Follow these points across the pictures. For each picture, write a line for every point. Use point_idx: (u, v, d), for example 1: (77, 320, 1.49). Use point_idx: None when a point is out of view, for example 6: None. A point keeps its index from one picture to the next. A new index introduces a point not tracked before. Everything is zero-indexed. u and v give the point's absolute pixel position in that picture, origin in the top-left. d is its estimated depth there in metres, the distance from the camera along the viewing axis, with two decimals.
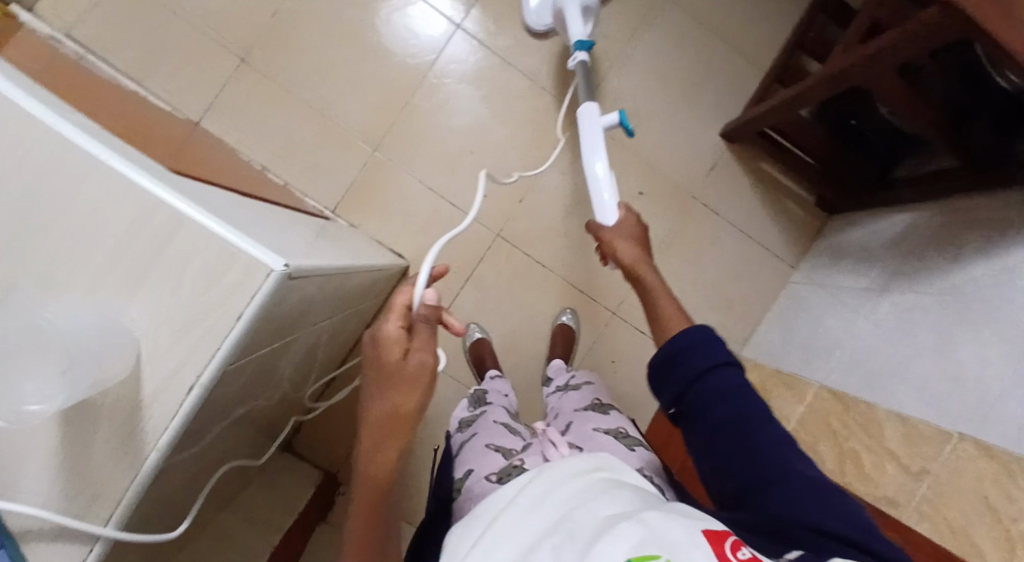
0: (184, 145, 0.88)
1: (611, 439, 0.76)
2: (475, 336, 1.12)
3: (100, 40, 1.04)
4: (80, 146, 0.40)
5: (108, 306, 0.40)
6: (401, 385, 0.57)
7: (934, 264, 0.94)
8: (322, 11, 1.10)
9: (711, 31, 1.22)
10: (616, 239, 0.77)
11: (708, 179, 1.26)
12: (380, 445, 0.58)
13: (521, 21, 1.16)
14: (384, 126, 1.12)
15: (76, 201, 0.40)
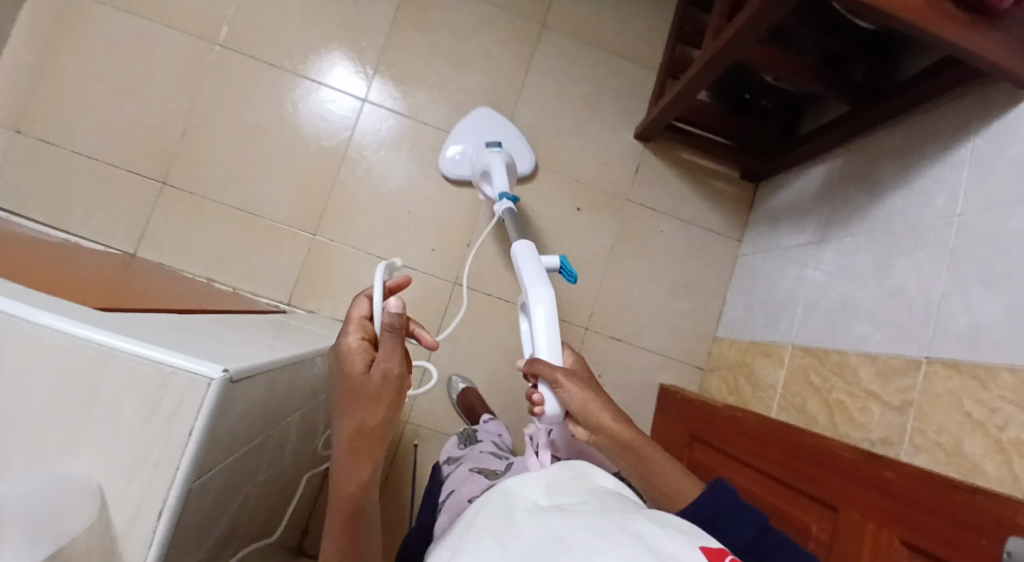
0: (121, 278, 0.90)
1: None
2: (460, 388, 1.15)
3: (20, 199, 1.07)
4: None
5: (60, 455, 0.40)
6: (364, 402, 0.53)
7: (861, 204, 0.99)
8: (229, 119, 1.14)
9: (599, 43, 1.29)
10: (576, 402, 0.62)
11: (637, 179, 1.30)
12: (349, 460, 0.55)
13: (421, 78, 1.21)
14: (316, 210, 1.15)
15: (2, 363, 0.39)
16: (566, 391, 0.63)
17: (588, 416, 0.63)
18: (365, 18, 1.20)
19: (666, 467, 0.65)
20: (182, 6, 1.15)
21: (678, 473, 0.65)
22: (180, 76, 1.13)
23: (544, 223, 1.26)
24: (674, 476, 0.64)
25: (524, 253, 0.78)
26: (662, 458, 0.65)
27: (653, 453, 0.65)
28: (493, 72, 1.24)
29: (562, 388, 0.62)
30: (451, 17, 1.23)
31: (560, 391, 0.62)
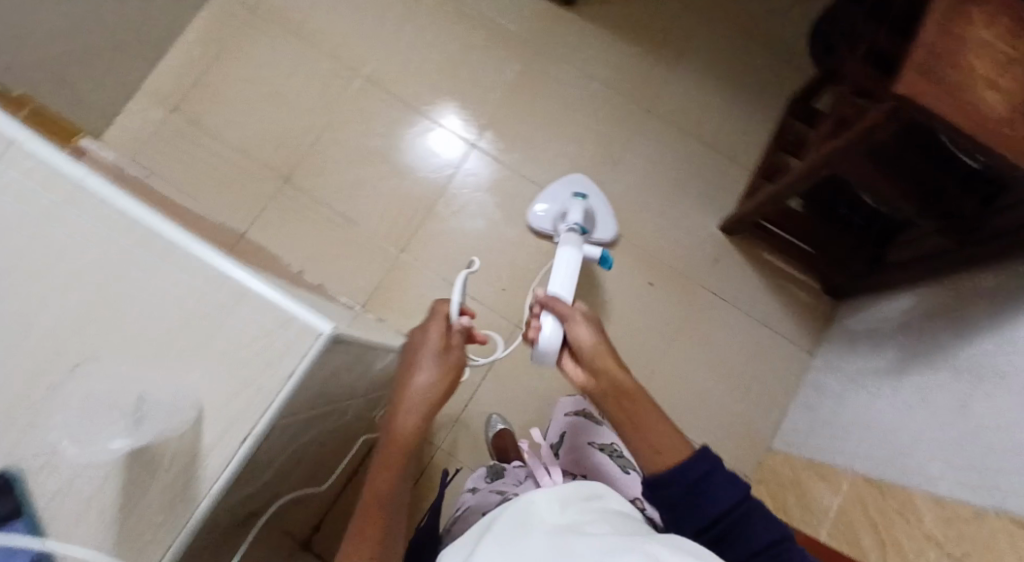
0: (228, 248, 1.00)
1: (608, 458, 0.88)
2: (497, 428, 1.14)
3: (163, 166, 1.22)
4: (163, 233, 0.45)
5: (170, 372, 0.43)
6: (433, 362, 0.64)
7: (947, 338, 0.96)
8: (354, 137, 1.28)
9: (699, 134, 1.34)
10: (586, 336, 0.73)
11: (714, 268, 1.31)
12: (411, 409, 0.62)
13: (528, 136, 1.31)
14: (407, 232, 1.24)
15: (150, 278, 0.44)
16: (579, 328, 0.73)
17: (592, 355, 0.71)
18: (490, 75, 1.33)
19: (656, 418, 0.63)
20: (339, 37, 1.31)
21: (670, 429, 0.62)
22: (322, 94, 1.29)
23: (613, 290, 1.28)
24: (663, 430, 0.61)
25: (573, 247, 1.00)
26: (654, 410, 0.64)
27: (647, 404, 0.64)
28: (595, 142, 1.32)
29: (577, 323, 0.74)
30: (567, 87, 1.33)
31: (574, 323, 0.74)
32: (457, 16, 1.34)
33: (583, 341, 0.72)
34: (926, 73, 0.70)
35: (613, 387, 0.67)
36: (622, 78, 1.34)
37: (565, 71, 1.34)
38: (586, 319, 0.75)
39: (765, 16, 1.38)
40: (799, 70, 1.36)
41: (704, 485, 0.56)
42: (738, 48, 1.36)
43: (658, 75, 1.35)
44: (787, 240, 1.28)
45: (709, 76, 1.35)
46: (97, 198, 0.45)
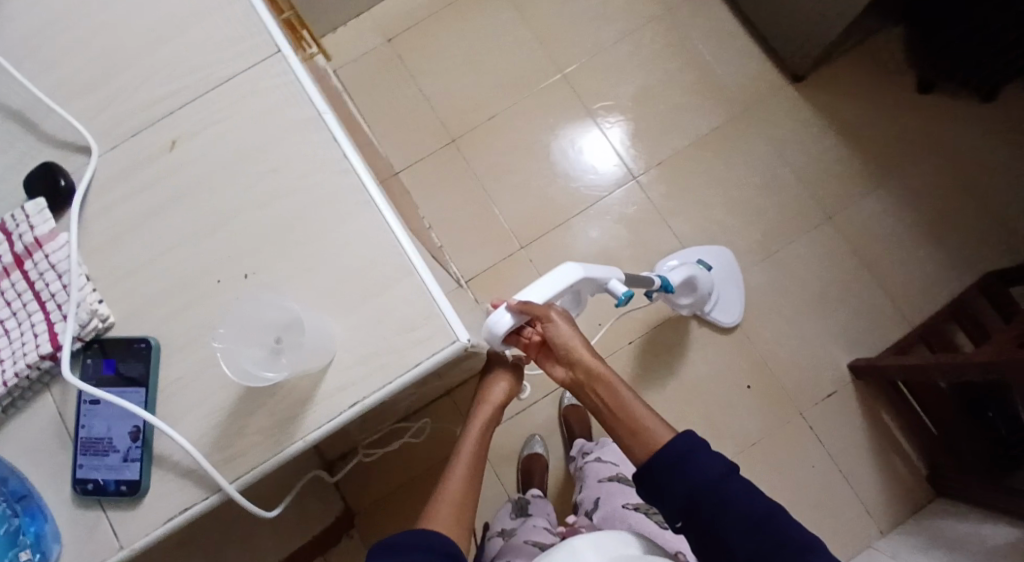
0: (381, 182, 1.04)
1: (642, 517, 0.79)
2: (534, 449, 1.12)
3: (357, 86, 1.29)
4: (367, 189, 0.47)
5: (321, 311, 0.45)
6: (501, 368, 0.70)
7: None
8: (528, 125, 1.28)
9: (870, 263, 1.22)
10: (564, 334, 0.58)
11: (820, 401, 1.20)
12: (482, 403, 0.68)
13: (691, 190, 1.25)
14: (537, 232, 1.23)
15: (340, 224, 0.47)
16: (554, 323, 0.58)
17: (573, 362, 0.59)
18: (684, 118, 1.28)
19: (644, 413, 0.58)
20: (559, 30, 1.32)
21: (658, 420, 0.58)
22: (520, 75, 1.30)
23: (707, 374, 1.21)
24: (651, 422, 0.57)
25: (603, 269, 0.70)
26: (645, 408, 0.58)
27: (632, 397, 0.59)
28: (756, 224, 1.24)
29: (546, 319, 0.58)
30: (752, 160, 1.26)
31: (546, 321, 0.58)
32: (678, 52, 1.30)
33: (560, 345, 0.59)
34: None
35: (599, 391, 0.60)
36: (815, 175, 1.25)
37: (759, 144, 1.26)
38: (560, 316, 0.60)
39: (1002, 176, 1.22)
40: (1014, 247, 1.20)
41: (683, 461, 0.53)
42: (956, 195, 1.22)
43: (854, 187, 1.24)
44: (916, 413, 1.16)
45: (908, 210, 1.23)
46: (331, 140, 0.49)
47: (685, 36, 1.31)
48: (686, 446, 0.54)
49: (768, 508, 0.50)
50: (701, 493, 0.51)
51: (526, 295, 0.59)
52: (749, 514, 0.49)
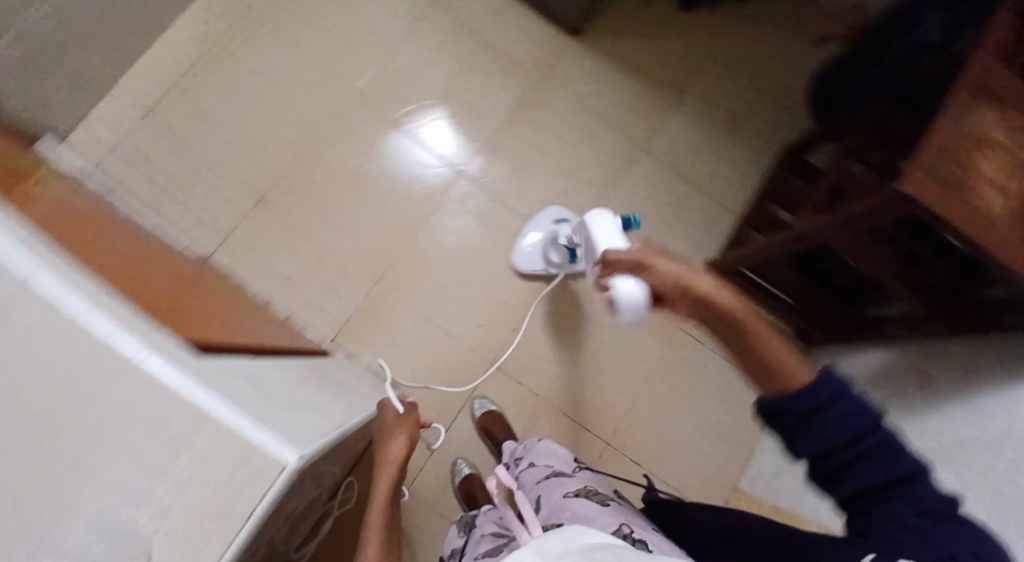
0: (190, 282, 0.94)
1: (583, 500, 0.75)
2: (463, 472, 1.12)
3: (124, 178, 1.13)
4: (117, 346, 0.41)
5: (107, 506, 0.39)
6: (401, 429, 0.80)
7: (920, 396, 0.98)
8: (333, 154, 1.21)
9: (687, 175, 1.31)
10: (667, 270, 0.60)
11: (694, 311, 1.30)
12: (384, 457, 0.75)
13: (515, 165, 1.27)
14: (384, 261, 1.19)
15: (97, 400, 0.40)
16: (654, 265, 0.61)
17: (675, 291, 0.60)
18: (487, 100, 1.27)
19: (766, 338, 0.54)
20: (327, 48, 1.24)
21: (787, 350, 0.53)
22: (308, 109, 1.21)
23: (591, 329, 1.26)
24: (777, 350, 0.53)
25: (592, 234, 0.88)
26: (769, 335, 0.55)
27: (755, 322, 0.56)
28: (585, 177, 1.29)
29: (647, 263, 0.62)
30: (559, 118, 1.29)
31: (647, 262, 0.62)
32: (458, 36, 1.27)
33: (656, 282, 0.61)
34: (938, 166, 0.68)
35: (706, 319, 0.58)
36: (622, 114, 1.31)
37: (564, 102, 1.29)
38: (667, 260, 0.61)
39: (768, 56, 1.35)
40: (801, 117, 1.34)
41: (827, 412, 0.47)
42: (740, 90, 1.34)
43: (658, 113, 1.32)
44: (770, 291, 1.27)
45: (708, 118, 1.33)
46: (45, 304, 0.40)
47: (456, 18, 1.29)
48: (828, 392, 0.48)
49: (911, 467, 0.45)
50: (838, 447, 0.47)
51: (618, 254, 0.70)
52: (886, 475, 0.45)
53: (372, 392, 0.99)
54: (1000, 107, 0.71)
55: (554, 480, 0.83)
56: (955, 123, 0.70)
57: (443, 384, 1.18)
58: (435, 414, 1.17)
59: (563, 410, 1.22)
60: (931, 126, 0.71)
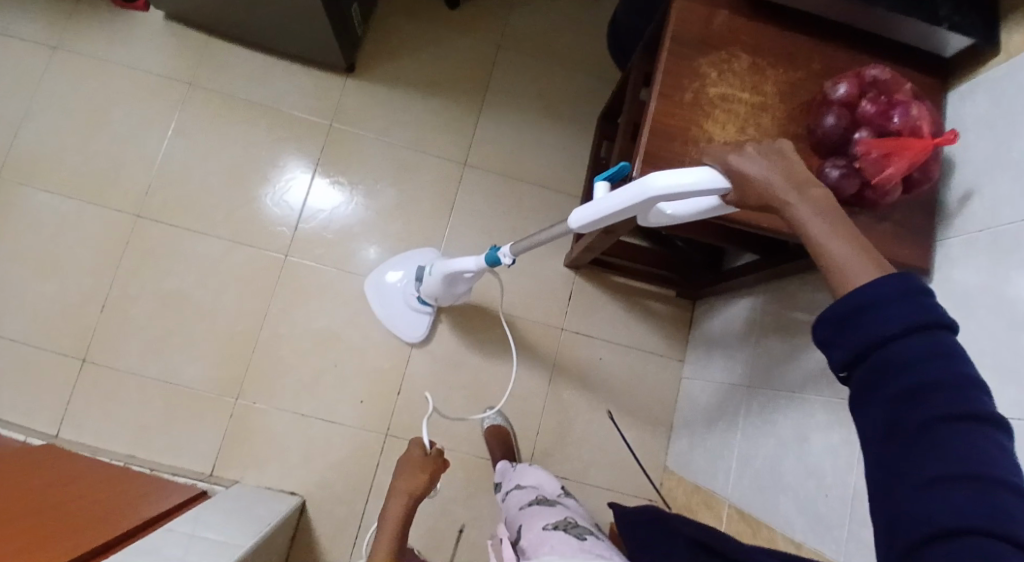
0: (33, 468, 0.88)
1: (561, 533, 0.60)
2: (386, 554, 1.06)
3: None
4: None
5: None
6: (416, 473, 0.87)
7: (781, 351, 0.91)
8: (148, 285, 1.14)
9: (514, 177, 1.27)
10: (747, 163, 0.48)
11: (571, 306, 1.25)
12: (410, 477, 0.86)
13: (340, 227, 1.21)
14: (238, 374, 1.13)
15: None
16: (741, 154, 0.49)
17: (745, 191, 0.48)
18: (299, 166, 1.21)
19: (836, 242, 0.41)
20: (103, 177, 1.16)
21: (873, 254, 0.39)
22: (103, 250, 1.14)
23: (476, 360, 1.20)
24: (844, 257, 0.40)
25: (583, 215, 0.63)
26: (841, 239, 0.41)
27: (839, 218, 0.43)
28: (417, 212, 1.24)
29: (734, 155, 0.49)
30: (368, 161, 1.23)
31: (733, 155, 0.49)
32: (230, 116, 1.20)
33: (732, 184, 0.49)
34: (653, 158, 0.62)
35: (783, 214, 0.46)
36: (429, 134, 1.26)
37: (365, 144, 1.24)
38: (762, 151, 0.48)
39: (555, 34, 1.33)
40: (603, 76, 1.33)
41: (868, 310, 0.35)
42: (540, 73, 1.31)
43: (466, 122, 1.27)
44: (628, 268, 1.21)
45: (518, 107, 1.29)
46: None
47: (224, 95, 1.21)
48: (883, 292, 0.35)
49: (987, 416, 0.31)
50: (871, 348, 0.35)
51: (695, 186, 0.50)
52: (928, 377, 0.32)
53: (258, 516, 0.98)
54: (716, 53, 0.66)
55: (536, 508, 0.70)
56: (666, 92, 0.63)
57: (340, 475, 1.13)
58: (345, 505, 1.12)
59: (472, 453, 1.18)
60: (644, 116, 0.64)
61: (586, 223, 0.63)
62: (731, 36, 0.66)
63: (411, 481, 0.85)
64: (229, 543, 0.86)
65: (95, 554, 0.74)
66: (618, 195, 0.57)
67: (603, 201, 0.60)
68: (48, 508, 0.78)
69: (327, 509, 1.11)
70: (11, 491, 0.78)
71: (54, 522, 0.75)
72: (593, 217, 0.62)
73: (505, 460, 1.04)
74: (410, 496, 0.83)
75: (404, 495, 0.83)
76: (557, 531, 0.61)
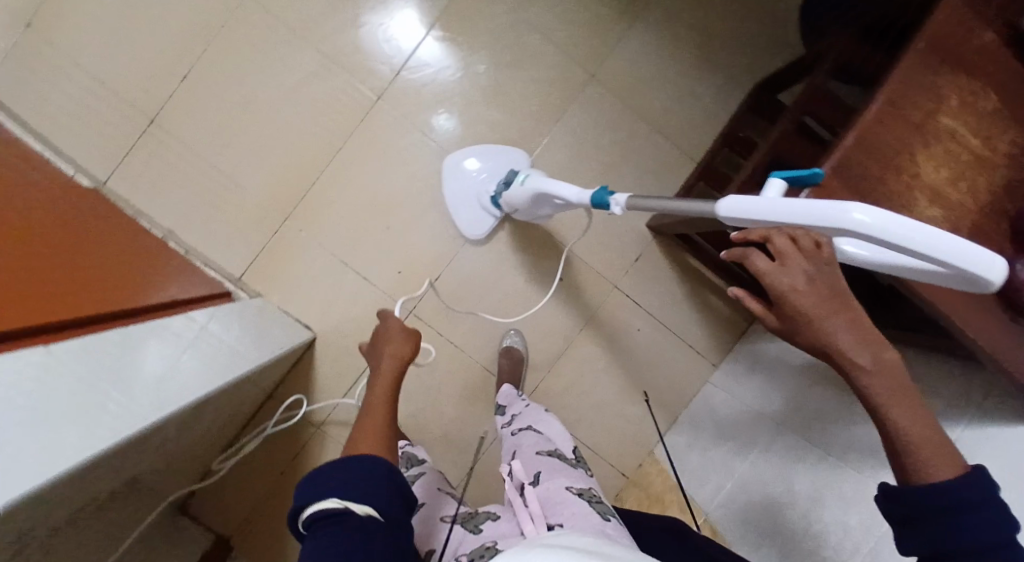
0: (84, 214, 0.89)
1: (585, 503, 0.60)
2: None
3: (9, 93, 1.04)
4: None
5: None
6: (400, 335, 0.75)
7: (830, 410, 0.85)
8: (233, 71, 1.08)
9: (635, 110, 1.15)
10: (809, 303, 0.48)
11: (634, 266, 1.18)
12: (393, 339, 0.75)
13: (440, 89, 1.12)
14: (291, 195, 1.10)
15: None
16: (795, 284, 0.48)
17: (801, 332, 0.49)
18: (414, 6, 1.10)
19: (904, 419, 0.45)
20: None
21: (940, 436, 0.45)
22: (200, 16, 1.07)
23: (520, 279, 1.16)
24: (916, 437, 0.44)
25: (738, 207, 0.54)
26: (903, 410, 0.45)
27: (905, 385, 0.46)
28: (523, 106, 1.13)
29: (793, 287, 0.48)
30: (495, 32, 1.12)
31: (789, 288, 0.48)
32: None
33: (788, 320, 0.49)
34: (841, 170, 0.54)
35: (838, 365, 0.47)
36: (567, 30, 1.13)
37: (498, 16, 1.12)
38: (824, 288, 0.48)
39: None
40: (777, 38, 1.16)
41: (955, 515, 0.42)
42: (711, 9, 1.15)
43: (611, 34, 1.14)
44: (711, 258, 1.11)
45: (673, 41, 1.15)
46: None
47: None
48: (975, 492, 0.42)
49: None
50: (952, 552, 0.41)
51: (903, 245, 0.43)
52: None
53: (275, 335, 1.01)
54: (968, 77, 0.56)
55: (558, 464, 0.69)
56: (891, 101, 0.55)
57: (355, 331, 1.13)
58: (347, 358, 1.13)
59: (482, 364, 1.17)
60: (854, 120, 0.55)
61: (736, 216, 0.54)
62: (990, 63, 0.57)
63: (396, 345, 0.74)
64: (242, 352, 0.88)
65: (118, 316, 0.74)
66: (801, 208, 0.48)
67: (772, 204, 0.51)
68: (96, 262, 0.80)
69: (331, 356, 1.13)
70: (67, 234, 0.79)
71: (90, 272, 0.76)
72: (750, 217, 0.53)
73: (511, 384, 1.04)
74: (399, 360, 0.72)
75: (393, 359, 0.72)
76: (581, 500, 0.61)
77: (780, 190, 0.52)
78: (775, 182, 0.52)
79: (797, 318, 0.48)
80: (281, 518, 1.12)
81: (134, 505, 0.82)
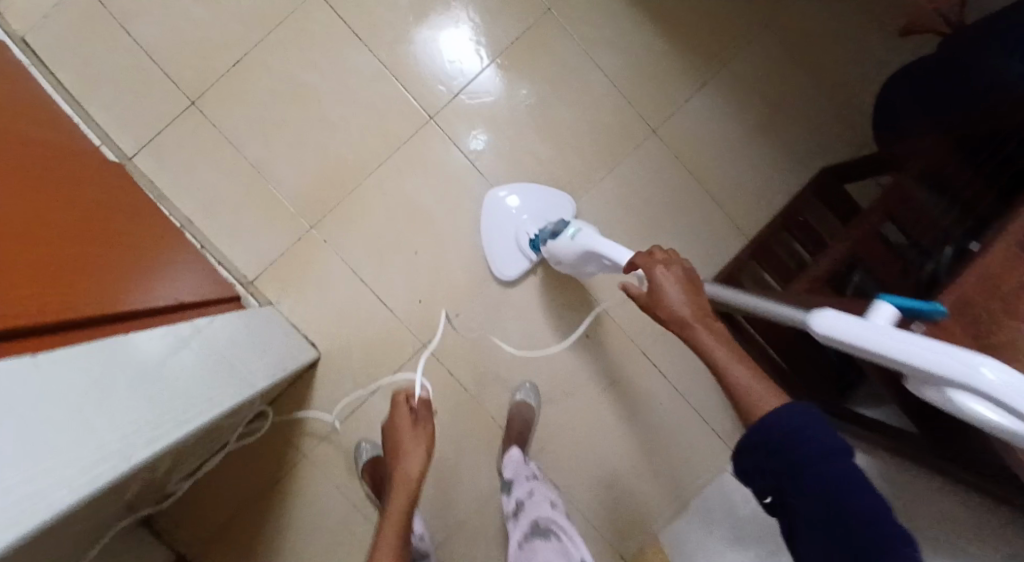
0: (109, 192, 0.84)
1: None
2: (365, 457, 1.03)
3: (51, 50, 0.99)
4: None
5: None
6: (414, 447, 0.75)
7: None
8: (286, 66, 1.03)
9: (692, 174, 1.10)
10: (671, 282, 0.64)
11: (666, 335, 1.12)
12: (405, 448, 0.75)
13: (496, 119, 1.07)
14: (323, 203, 1.04)
15: None
16: (666, 272, 0.66)
17: (665, 304, 0.64)
18: (483, 32, 1.06)
19: (739, 369, 0.58)
20: None
21: (766, 382, 0.57)
22: (264, 5, 1.03)
23: (545, 329, 1.10)
24: (749, 382, 0.57)
25: (837, 326, 0.48)
26: (739, 365, 0.58)
27: (733, 346, 0.61)
28: (579, 152, 1.08)
29: (662, 271, 0.65)
30: (562, 72, 1.07)
31: (662, 271, 0.65)
32: None
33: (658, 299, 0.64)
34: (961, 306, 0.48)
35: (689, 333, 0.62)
36: (636, 81, 1.09)
37: (568, 54, 1.07)
38: (681, 275, 0.65)
39: (830, 52, 1.11)
40: (849, 126, 1.12)
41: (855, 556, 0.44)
42: (787, 85, 1.11)
43: (680, 91, 1.10)
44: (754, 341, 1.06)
45: (740, 110, 1.10)
46: None
47: None
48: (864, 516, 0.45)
49: None
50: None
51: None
52: None
53: (287, 348, 0.95)
54: None
55: None
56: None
57: (363, 354, 1.06)
58: (350, 383, 1.06)
59: (489, 411, 1.10)
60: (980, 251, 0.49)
61: (831, 334, 0.48)
62: None
63: (410, 458, 0.75)
64: (255, 365, 0.83)
65: (134, 314, 0.68)
66: (909, 343, 0.41)
67: (876, 330, 0.44)
68: (128, 250, 0.76)
69: (333, 378, 1.06)
70: (101, 218, 0.75)
71: (123, 261, 0.72)
72: (847, 339, 0.47)
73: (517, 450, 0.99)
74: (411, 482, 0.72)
75: (405, 482, 0.72)
76: None
77: (895, 319, 0.45)
78: (891, 309, 0.46)
79: (662, 293, 0.65)
80: (247, 546, 1.03)
81: (98, 524, 0.73)
